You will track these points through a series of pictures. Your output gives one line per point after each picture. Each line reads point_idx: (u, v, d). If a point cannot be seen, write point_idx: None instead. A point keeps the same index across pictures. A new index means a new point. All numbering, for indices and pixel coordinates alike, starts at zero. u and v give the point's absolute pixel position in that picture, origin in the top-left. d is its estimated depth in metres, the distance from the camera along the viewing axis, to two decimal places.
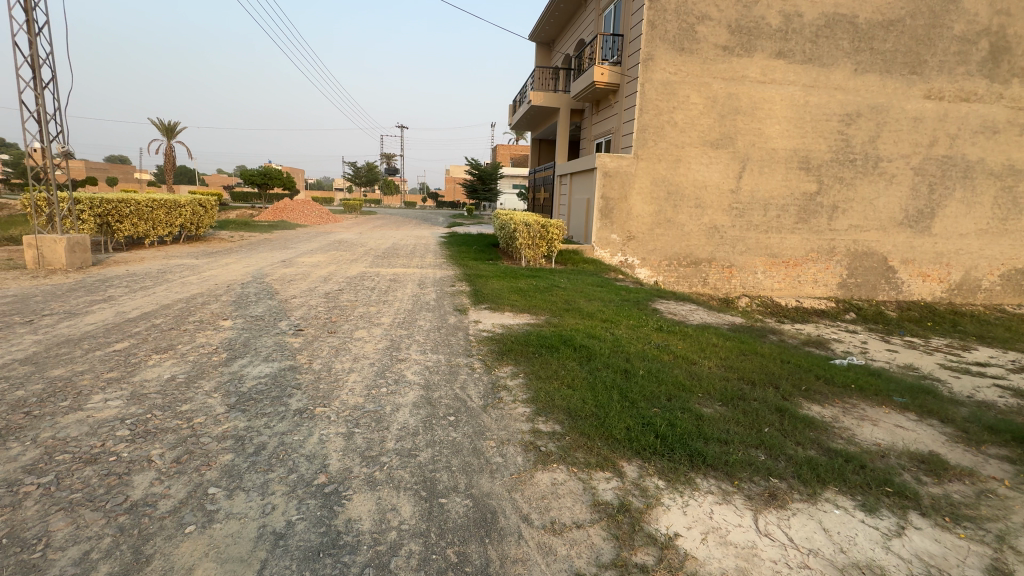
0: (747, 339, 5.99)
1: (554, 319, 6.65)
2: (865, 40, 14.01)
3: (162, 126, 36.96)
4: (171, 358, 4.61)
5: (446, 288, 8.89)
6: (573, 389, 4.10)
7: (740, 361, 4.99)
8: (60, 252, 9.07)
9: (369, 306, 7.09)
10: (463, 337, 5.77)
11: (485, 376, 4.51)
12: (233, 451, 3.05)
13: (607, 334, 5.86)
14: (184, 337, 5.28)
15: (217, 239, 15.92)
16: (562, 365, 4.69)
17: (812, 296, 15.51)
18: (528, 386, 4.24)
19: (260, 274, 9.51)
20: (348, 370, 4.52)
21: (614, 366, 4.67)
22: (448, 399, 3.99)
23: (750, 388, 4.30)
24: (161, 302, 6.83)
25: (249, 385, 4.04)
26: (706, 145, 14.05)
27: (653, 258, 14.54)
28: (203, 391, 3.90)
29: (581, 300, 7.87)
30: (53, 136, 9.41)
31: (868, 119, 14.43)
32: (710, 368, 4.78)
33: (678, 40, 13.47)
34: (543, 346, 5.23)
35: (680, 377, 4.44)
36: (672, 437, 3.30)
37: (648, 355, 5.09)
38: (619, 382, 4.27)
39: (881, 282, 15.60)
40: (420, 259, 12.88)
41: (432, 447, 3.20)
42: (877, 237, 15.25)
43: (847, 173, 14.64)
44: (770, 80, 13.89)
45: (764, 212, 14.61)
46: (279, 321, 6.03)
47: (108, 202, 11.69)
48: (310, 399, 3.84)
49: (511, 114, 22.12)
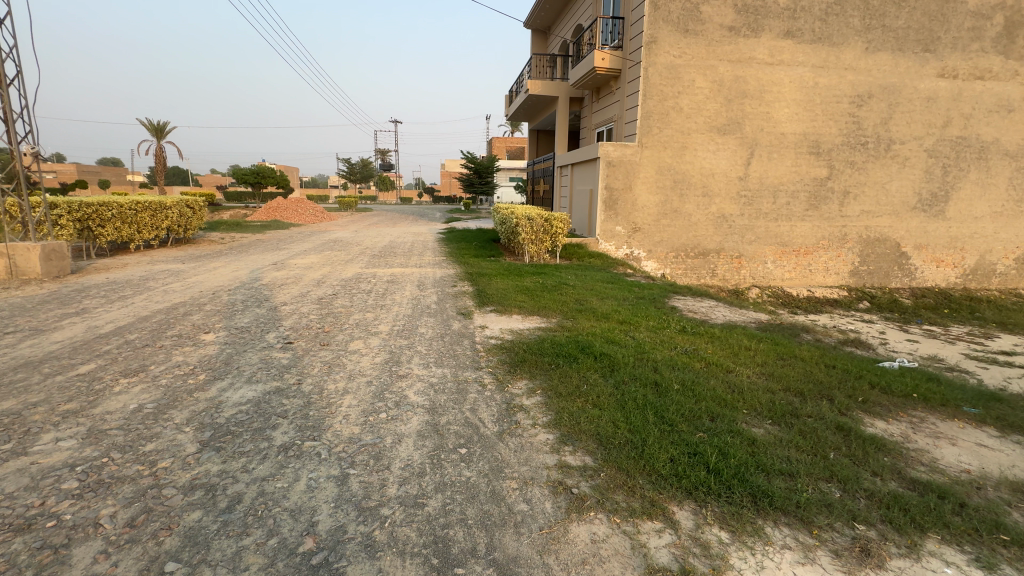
0: (781, 339, 5.46)
1: (567, 321, 6.12)
2: (876, 17, 13.39)
3: (151, 126, 36.20)
4: (140, 383, 4.05)
5: (447, 289, 8.34)
6: (601, 410, 3.58)
7: (781, 368, 4.47)
8: (34, 260, 8.49)
9: (365, 313, 6.54)
10: (468, 346, 5.24)
11: (498, 395, 3.98)
12: (203, 507, 2.51)
13: (628, 339, 5.32)
14: (159, 355, 4.72)
15: (206, 241, 15.30)
16: (584, 379, 4.16)
17: (824, 285, 14.99)
18: (548, 406, 3.72)
19: (248, 279, 8.93)
20: (343, 391, 3.98)
21: (642, 378, 4.14)
22: (459, 425, 3.46)
23: (800, 402, 3.78)
24: (138, 314, 6.26)
25: (229, 415, 3.50)
26: (713, 130, 13.45)
27: (660, 250, 13.99)
28: (174, 424, 3.36)
29: (593, 299, 7.33)
30: (22, 136, 8.80)
31: (880, 100, 13.84)
32: (750, 377, 4.26)
33: (681, 21, 12.82)
34: (561, 356, 4.69)
35: (719, 390, 3.92)
36: (727, 471, 2.77)
37: (677, 362, 4.57)
38: (650, 397, 3.76)
39: (894, 269, 15.07)
40: (418, 257, 12.31)
41: (442, 493, 2.67)
42: (889, 223, 14.72)
43: (859, 157, 14.07)
44: (779, 61, 13.28)
45: (773, 199, 14.04)
46: (266, 333, 5.48)
47: (88, 205, 11.06)
48: (298, 431, 3.31)
49: (508, 104, 21.45)
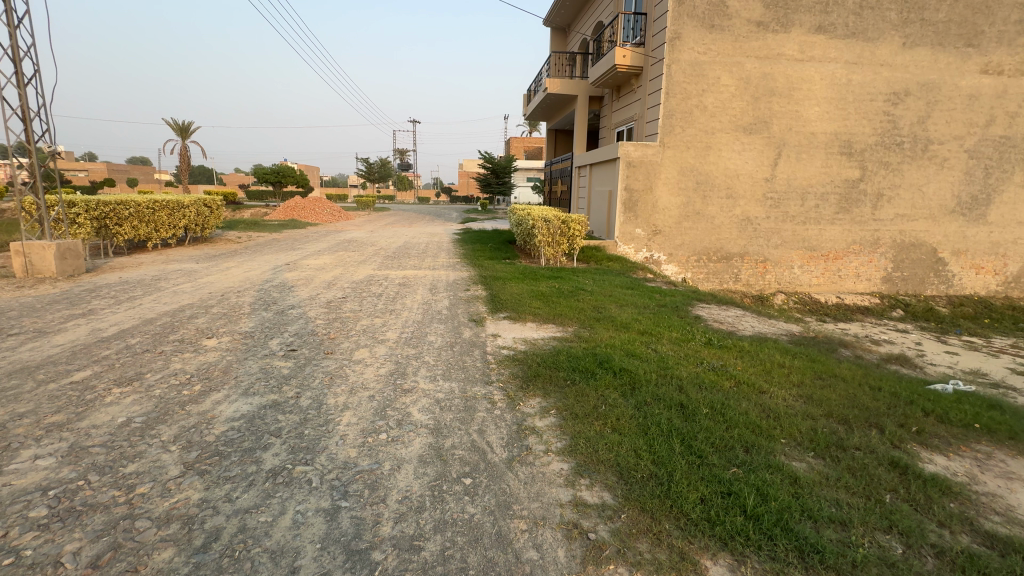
0: (818, 356, 5.02)
1: (585, 331, 5.78)
2: (914, 11, 12.71)
3: (176, 125, 37.01)
4: (132, 393, 3.84)
5: (460, 293, 8.07)
6: (621, 436, 3.24)
7: (820, 390, 4.06)
8: (49, 259, 8.50)
9: (373, 318, 6.29)
10: (479, 357, 4.94)
11: (509, 414, 3.67)
12: (176, 544, 2.26)
13: (649, 352, 4.95)
14: (156, 362, 4.52)
15: (223, 240, 15.35)
16: (602, 399, 3.82)
17: (854, 292, 14.31)
18: (564, 429, 3.39)
19: (259, 280, 8.78)
20: (342, 407, 3.72)
21: (666, 399, 3.79)
22: (465, 449, 3.17)
23: (846, 431, 3.38)
24: (143, 316, 6.12)
25: (219, 433, 3.26)
26: (739, 130, 12.90)
27: (681, 254, 13.51)
28: (160, 442, 3.14)
29: (611, 307, 6.97)
30: (40, 135, 8.84)
31: (917, 98, 13.12)
32: (786, 400, 3.86)
33: (707, 16, 12.33)
34: (577, 371, 4.35)
35: (752, 415, 3.55)
36: (768, 517, 2.41)
37: (704, 381, 4.19)
38: (675, 422, 3.41)
39: (930, 275, 14.31)
40: (432, 259, 12.10)
41: (442, 534, 2.37)
42: (925, 227, 13.96)
43: (894, 157, 13.37)
44: (810, 57, 12.67)
45: (801, 202, 13.43)
46: (270, 340, 5.26)
47: (105, 203, 11.08)
48: (290, 453, 3.05)
49: (526, 103, 21.12)
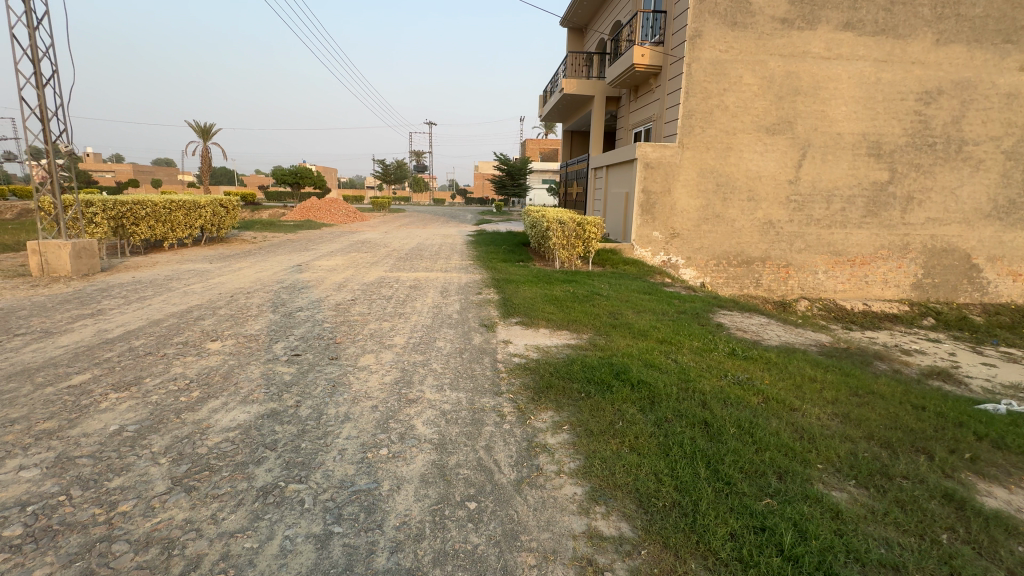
0: (852, 370, 4.68)
1: (600, 338, 5.52)
2: (949, 6, 12.16)
3: (197, 128, 37.72)
4: (128, 399, 3.70)
5: (472, 297, 7.87)
6: (640, 458, 2.98)
7: (857, 408, 3.74)
8: (65, 258, 8.55)
9: (381, 322, 6.11)
10: (489, 365, 4.72)
11: (519, 429, 3.43)
12: (152, 573, 2.07)
13: (669, 363, 4.67)
14: (157, 366, 4.39)
15: (238, 241, 15.43)
16: (618, 414, 3.56)
17: (882, 298, 13.72)
18: (577, 448, 3.15)
19: (270, 281, 8.71)
20: (343, 418, 3.52)
21: (688, 415, 3.51)
22: (470, 469, 2.93)
23: (889, 457, 3.06)
24: (151, 317, 6.04)
25: (211, 445, 3.08)
26: (762, 130, 12.46)
27: (700, 257, 13.12)
28: (150, 453, 2.97)
29: (628, 313, 6.68)
30: (57, 134, 8.92)
31: (951, 97, 12.53)
32: (821, 419, 3.55)
33: (729, 13, 11.95)
34: (592, 383, 4.09)
35: (784, 435, 3.25)
36: (809, 560, 2.14)
37: (728, 396, 3.90)
38: (699, 442, 3.14)
39: (963, 282, 13.67)
40: (445, 261, 11.94)
41: (442, 568, 2.15)
42: (959, 231, 13.32)
43: (925, 159, 12.80)
44: (836, 55, 12.19)
45: (827, 205, 12.94)
46: (274, 343, 5.11)
47: (121, 203, 11.16)
48: (284, 469, 2.85)
49: (542, 104, 20.86)
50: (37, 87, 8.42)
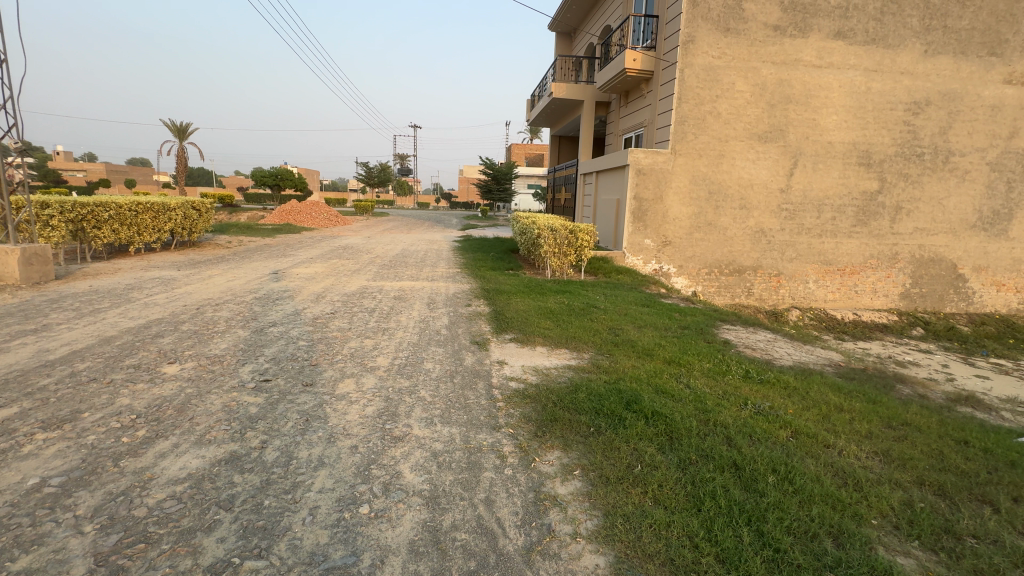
0: (877, 395, 4.32)
1: (602, 358, 5.10)
2: (937, 17, 12.15)
3: (173, 127, 36.63)
4: (58, 442, 3.11)
5: (461, 309, 7.38)
6: (668, 515, 2.54)
7: (897, 444, 3.36)
8: (13, 265, 7.80)
9: (362, 340, 5.56)
10: (483, 391, 4.24)
11: (523, 476, 2.96)
12: None
13: (682, 389, 4.24)
14: (100, 397, 3.78)
15: (212, 245, 14.61)
16: (635, 456, 3.12)
17: (871, 308, 13.63)
18: (595, 502, 2.69)
19: (242, 291, 8.07)
20: (316, 464, 2.99)
21: (714, 456, 3.08)
22: (470, 533, 2.45)
23: (949, 508, 2.69)
24: (102, 334, 5.39)
25: (151, 505, 2.53)
26: (754, 138, 12.26)
27: (692, 266, 12.85)
28: (73, 519, 2.41)
29: (629, 328, 6.27)
30: (6, 130, 8.16)
31: (938, 108, 12.53)
32: (861, 459, 3.17)
33: (722, 19, 11.74)
34: (602, 415, 3.63)
35: (826, 482, 2.84)
36: None
37: (754, 430, 3.48)
38: (733, 492, 2.71)
39: (949, 292, 13.68)
40: (431, 269, 11.41)
41: None
42: (946, 241, 13.31)
43: (913, 169, 12.76)
44: (828, 64, 12.08)
45: (817, 214, 12.80)
46: (241, 367, 4.52)
47: (82, 205, 10.36)
48: (240, 539, 2.32)
49: (531, 108, 20.51)
50: None
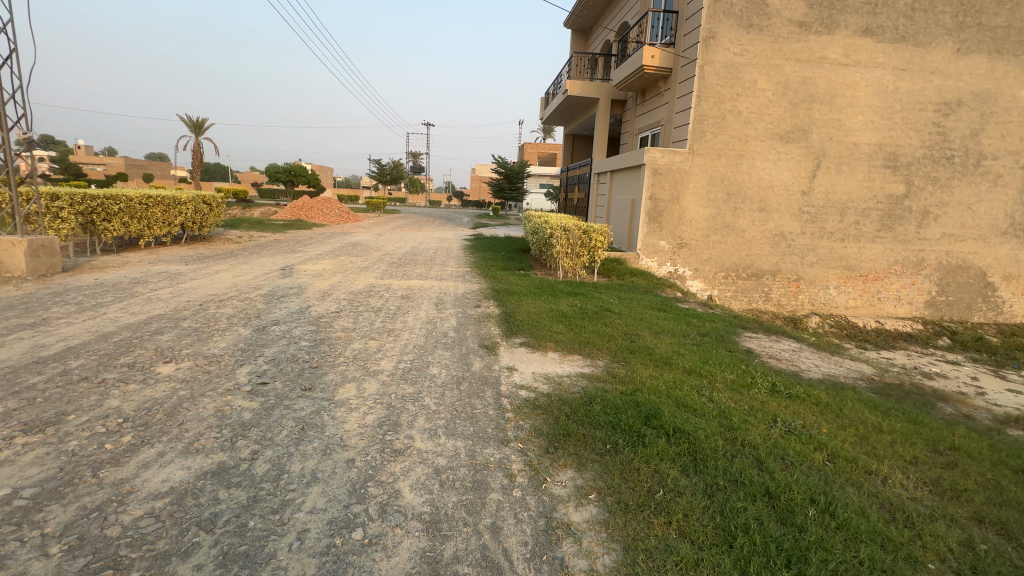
0: (918, 415, 3.98)
1: (618, 366, 4.82)
2: (971, 14, 11.62)
3: (190, 123, 37.01)
4: (37, 448, 2.91)
5: (470, 310, 7.14)
6: (696, 552, 2.26)
7: (948, 473, 3.04)
8: (20, 257, 7.73)
9: (367, 341, 5.34)
10: (491, 400, 3.99)
11: (533, 498, 2.70)
12: None
13: (704, 403, 3.94)
14: (88, 399, 3.58)
15: (221, 240, 14.55)
16: (656, 479, 2.84)
17: (894, 316, 13.12)
18: (612, 533, 2.41)
19: (248, 287, 7.90)
20: (309, 479, 2.75)
21: (744, 482, 2.79)
22: (473, 568, 2.19)
23: (1017, 552, 2.37)
24: (101, 330, 5.23)
25: (126, 524, 2.31)
26: (776, 138, 11.84)
27: (708, 269, 12.47)
28: (39, 538, 2.19)
29: (646, 334, 5.97)
30: (15, 121, 8.10)
31: (971, 108, 11.98)
32: (909, 489, 2.86)
33: (745, 14, 11.34)
34: (619, 431, 3.35)
35: (874, 516, 2.54)
36: None
37: (786, 451, 3.17)
38: (768, 526, 2.43)
39: (977, 300, 13.12)
40: (440, 268, 11.18)
41: None
42: (975, 248, 12.76)
43: (943, 172, 12.24)
44: (854, 62, 11.61)
45: (840, 217, 12.33)
46: (239, 368, 4.32)
47: (92, 198, 10.30)
48: (219, 568, 2.09)
49: (545, 105, 20.19)
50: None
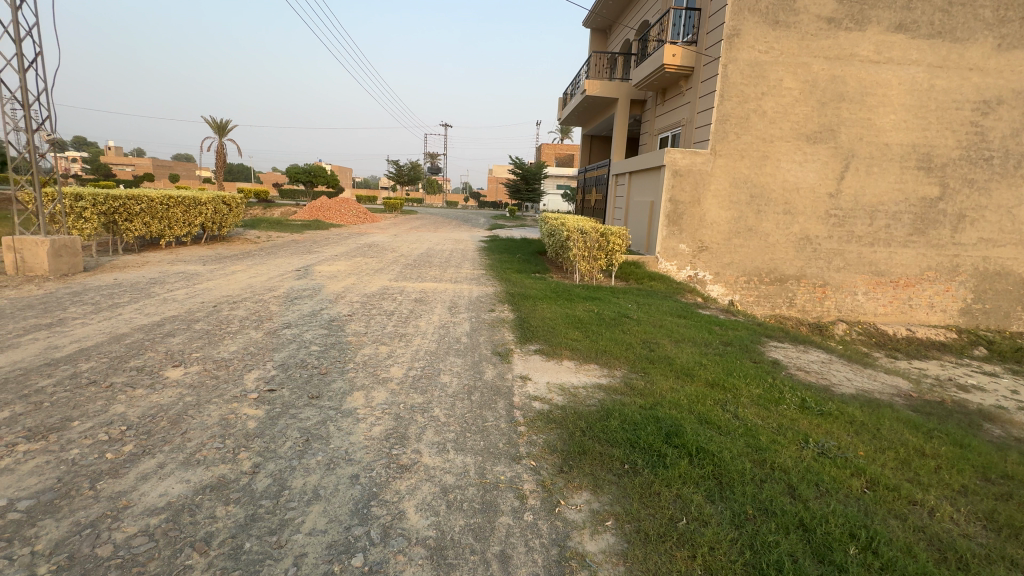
0: (963, 437, 3.67)
1: (636, 378, 4.60)
2: (1012, 8, 11.05)
3: (215, 124, 37.80)
4: (38, 456, 2.84)
5: (484, 315, 6.99)
6: None
7: (1002, 506, 2.77)
8: (43, 256, 7.86)
9: (378, 346, 5.22)
10: (503, 412, 3.82)
11: (545, 523, 2.52)
12: None
13: (729, 419, 3.71)
14: (95, 404, 3.53)
15: (240, 240, 14.70)
16: (679, 505, 2.63)
17: (926, 324, 12.55)
18: (631, 569, 2.21)
19: (262, 288, 7.88)
20: (310, 497, 2.63)
21: (776, 512, 2.56)
22: None
23: None
24: (114, 332, 5.21)
25: (119, 542, 2.21)
26: (803, 138, 11.43)
27: (729, 273, 12.10)
28: (28, 556, 2.10)
29: (666, 343, 5.73)
30: (41, 121, 8.25)
31: (1011, 107, 11.39)
32: (960, 524, 2.60)
33: (771, 11, 10.96)
34: (638, 450, 3.15)
35: (922, 556, 2.30)
36: None
37: (821, 477, 2.93)
38: (804, 564, 2.21)
39: (1015, 308, 12.49)
40: (455, 270, 11.07)
41: None
42: (1014, 254, 12.13)
43: (980, 174, 11.65)
44: (886, 59, 11.13)
45: (870, 220, 11.84)
46: (246, 373, 4.24)
47: (114, 198, 10.46)
48: None
49: (563, 106, 19.97)
50: (20, 71, 7.74)
